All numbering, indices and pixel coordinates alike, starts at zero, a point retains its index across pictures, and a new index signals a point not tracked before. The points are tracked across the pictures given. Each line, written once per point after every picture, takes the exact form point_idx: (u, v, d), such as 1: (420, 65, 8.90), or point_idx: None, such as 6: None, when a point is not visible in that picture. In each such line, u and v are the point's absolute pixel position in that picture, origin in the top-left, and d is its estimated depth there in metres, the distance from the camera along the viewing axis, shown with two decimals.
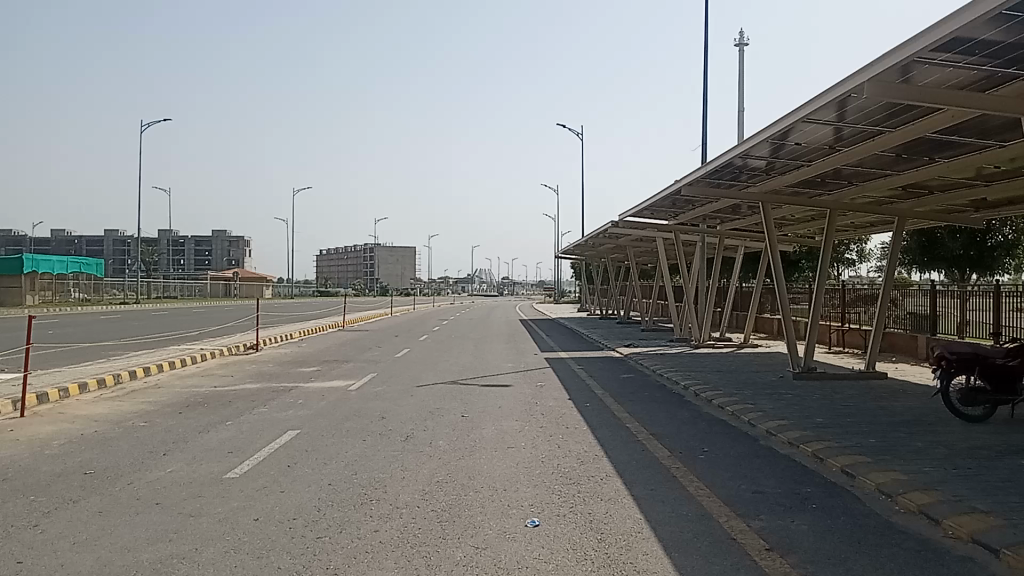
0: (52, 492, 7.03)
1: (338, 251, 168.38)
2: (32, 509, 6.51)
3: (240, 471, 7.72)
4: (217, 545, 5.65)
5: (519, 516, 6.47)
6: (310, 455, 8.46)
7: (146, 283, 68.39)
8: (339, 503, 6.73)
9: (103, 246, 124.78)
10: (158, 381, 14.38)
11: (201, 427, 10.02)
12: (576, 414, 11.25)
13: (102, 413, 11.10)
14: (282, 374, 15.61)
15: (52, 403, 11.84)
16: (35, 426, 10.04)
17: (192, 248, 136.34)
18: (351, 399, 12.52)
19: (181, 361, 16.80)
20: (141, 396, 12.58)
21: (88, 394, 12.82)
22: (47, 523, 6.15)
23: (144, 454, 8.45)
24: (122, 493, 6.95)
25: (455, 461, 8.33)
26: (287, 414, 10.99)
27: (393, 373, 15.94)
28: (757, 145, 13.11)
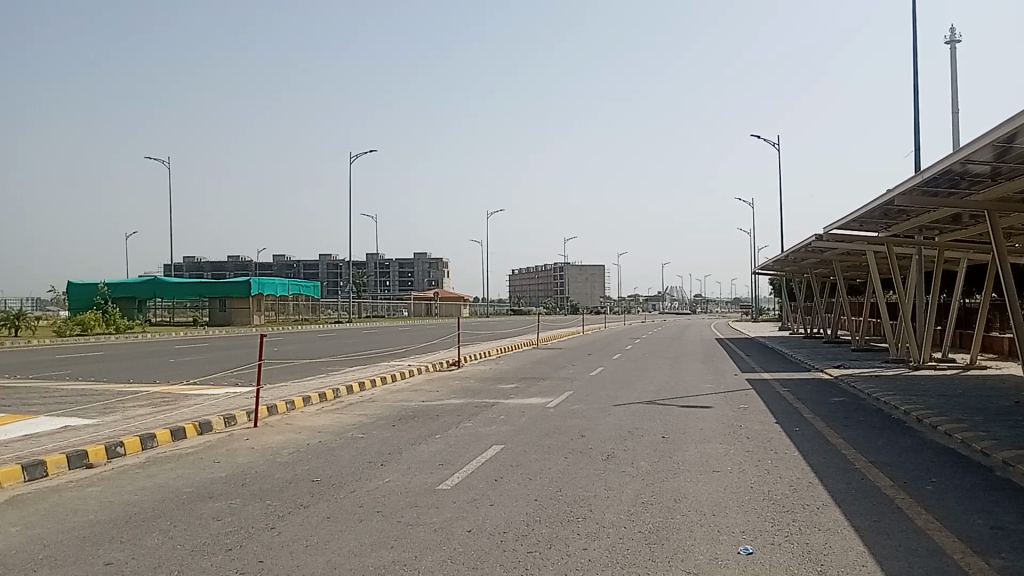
0: (285, 497, 7.62)
1: (531, 271, 171.86)
2: (270, 512, 7.10)
3: (451, 483, 8.02)
4: (435, 554, 5.89)
5: (731, 543, 6.27)
6: (514, 471, 8.64)
7: (356, 303, 72.93)
8: (547, 519, 6.82)
9: (317, 269, 134.54)
10: (372, 395, 15.26)
11: (413, 439, 10.52)
12: (784, 439, 10.74)
13: (324, 425, 11.93)
14: (484, 390, 16.09)
15: (280, 414, 12.90)
16: (267, 436, 10.97)
17: (396, 270, 143.99)
18: (551, 416, 12.71)
19: (391, 376, 17.79)
20: (357, 410, 13.41)
21: (311, 406, 13.88)
22: (283, 526, 6.68)
23: (364, 463, 8.99)
24: (346, 501, 7.41)
25: (660, 482, 8.21)
26: (491, 430, 11.30)
27: (591, 391, 15.98)
28: (980, 151, 12.06)
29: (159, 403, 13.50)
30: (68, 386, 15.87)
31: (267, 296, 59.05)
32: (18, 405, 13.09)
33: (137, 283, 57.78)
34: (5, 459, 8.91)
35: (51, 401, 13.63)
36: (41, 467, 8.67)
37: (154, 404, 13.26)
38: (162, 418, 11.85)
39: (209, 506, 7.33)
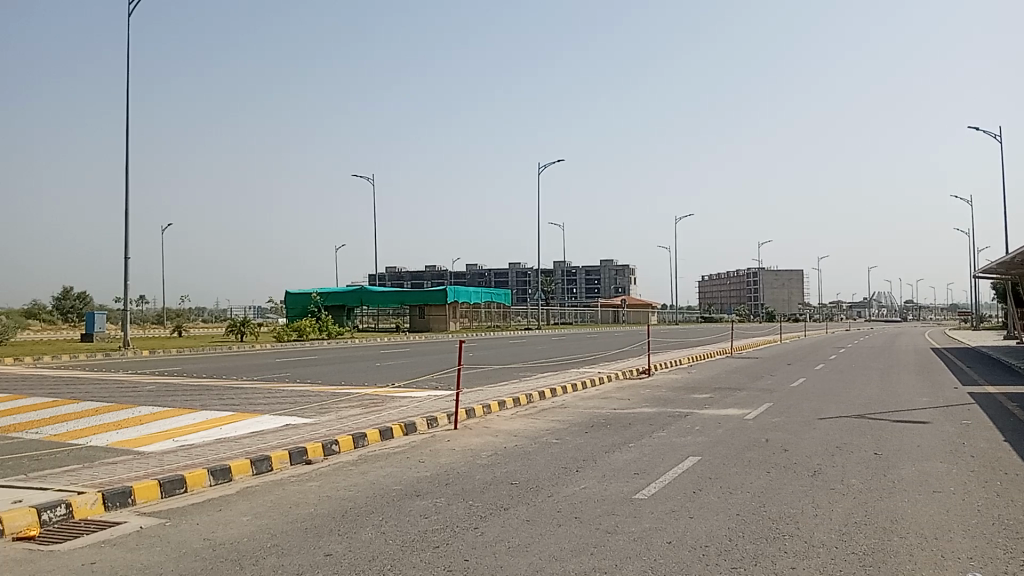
0: (486, 498, 7.84)
1: (722, 277, 167.21)
2: (472, 513, 7.34)
3: (648, 493, 7.95)
4: (636, 563, 5.86)
5: (957, 570, 5.78)
6: (713, 483, 8.42)
7: (546, 310, 74.03)
8: (751, 535, 6.59)
9: (508, 277, 137.97)
10: (565, 402, 15.43)
11: (607, 446, 10.52)
12: (1015, 459, 9.77)
13: (520, 429, 12.20)
14: (677, 399, 15.83)
15: (478, 417, 13.33)
16: (466, 438, 11.37)
17: (585, 277, 144.85)
18: (749, 428, 12.29)
19: (582, 382, 17.90)
20: (551, 415, 13.60)
21: (506, 410, 14.24)
22: (485, 526, 6.88)
23: (560, 469, 9.10)
24: (544, 505, 7.52)
25: (872, 501, 7.72)
26: (687, 440, 11.09)
27: (792, 403, 15.28)
28: None
29: (367, 404, 14.35)
30: (289, 388, 17.24)
31: (461, 303, 61.31)
32: (247, 404, 14.38)
33: (344, 292, 61.78)
34: (237, 453, 9.79)
35: (274, 401, 14.86)
36: (267, 461, 9.46)
37: (363, 406, 14.11)
38: (371, 419, 12.59)
39: (416, 504, 7.69)
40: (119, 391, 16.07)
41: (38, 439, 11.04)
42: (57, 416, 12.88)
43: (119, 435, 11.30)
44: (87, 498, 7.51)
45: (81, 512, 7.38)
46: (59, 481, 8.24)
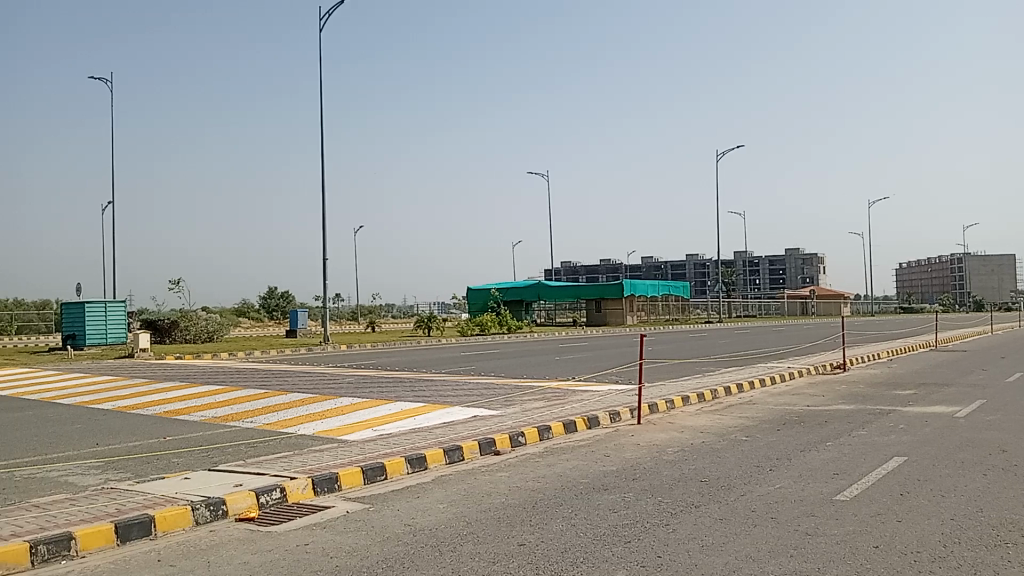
0: (676, 495, 7.73)
1: (922, 264, 155.57)
2: (663, 509, 7.24)
3: (850, 494, 7.53)
4: (840, 568, 5.56)
5: None
6: (923, 486, 7.84)
7: (728, 302, 71.83)
8: (968, 541, 6.09)
9: (686, 269, 135.17)
10: (752, 398, 14.90)
11: (801, 445, 10.07)
12: None
13: (707, 425, 11.91)
14: (877, 396, 14.87)
15: (662, 413, 13.16)
16: (651, 433, 11.24)
17: (769, 268, 139.33)
18: (960, 427, 11.36)
19: (771, 378, 17.22)
20: (739, 411, 13.18)
21: (691, 406, 13.96)
22: (677, 523, 6.77)
23: (752, 467, 8.80)
24: (738, 504, 7.31)
25: None
26: (889, 439, 10.41)
27: (1011, 400, 13.96)
28: None
29: (551, 397, 14.52)
30: (475, 380, 17.77)
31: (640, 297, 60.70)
32: (436, 395, 14.95)
33: (522, 286, 62.54)
34: (430, 443, 10.21)
35: (461, 393, 15.35)
36: (458, 451, 9.79)
37: (546, 399, 14.28)
38: (555, 412, 12.72)
39: (605, 498, 7.69)
40: (322, 383, 17.18)
41: (254, 427, 12.01)
42: (269, 406, 13.96)
43: (323, 424, 12.09)
44: (298, 483, 8.08)
45: (293, 496, 7.96)
46: (273, 467, 8.93)
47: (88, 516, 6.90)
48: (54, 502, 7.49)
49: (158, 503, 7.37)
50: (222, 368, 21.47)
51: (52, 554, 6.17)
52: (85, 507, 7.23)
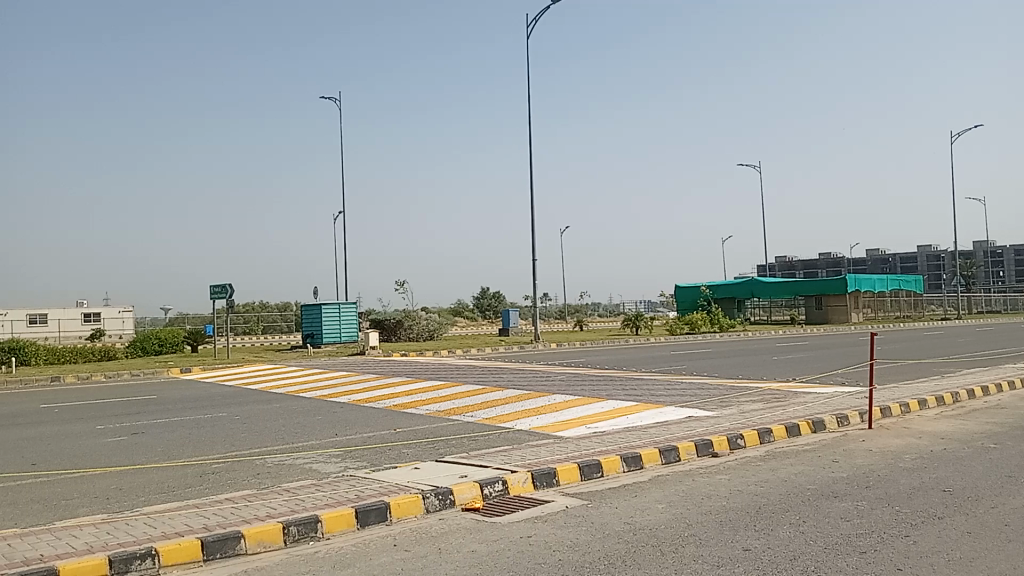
0: (916, 505, 7.17)
1: None
2: (901, 519, 6.75)
3: None
4: None
5: None
6: None
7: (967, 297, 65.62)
8: None
9: (917, 262, 125.10)
10: (1001, 402, 13.51)
11: None
12: None
13: (948, 431, 10.96)
14: None
15: (895, 417, 12.26)
16: (884, 438, 10.51)
17: (1015, 259, 125.81)
18: None
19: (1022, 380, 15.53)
20: (986, 417, 12.01)
21: (928, 410, 12.90)
22: (918, 535, 6.29)
23: (1003, 478, 7.99)
24: (989, 518, 6.66)
25: None
26: None
27: None
28: None
29: (771, 399, 13.96)
30: (688, 380, 17.46)
31: (865, 292, 56.93)
32: (650, 394, 14.85)
33: (735, 284, 60.50)
34: (646, 442, 10.15)
35: (676, 392, 15.14)
36: (675, 452, 9.67)
37: (766, 400, 13.75)
38: (776, 414, 12.22)
39: (836, 506, 7.28)
40: (536, 381, 17.59)
41: (475, 422, 12.52)
42: (487, 402, 14.51)
43: (539, 420, 12.38)
44: (519, 476, 8.32)
45: (515, 489, 8.20)
46: (495, 460, 9.26)
47: (331, 501, 7.50)
48: (302, 487, 8.22)
49: (392, 491, 7.87)
50: (443, 366, 22.56)
51: (302, 535, 6.76)
52: (328, 493, 7.85)
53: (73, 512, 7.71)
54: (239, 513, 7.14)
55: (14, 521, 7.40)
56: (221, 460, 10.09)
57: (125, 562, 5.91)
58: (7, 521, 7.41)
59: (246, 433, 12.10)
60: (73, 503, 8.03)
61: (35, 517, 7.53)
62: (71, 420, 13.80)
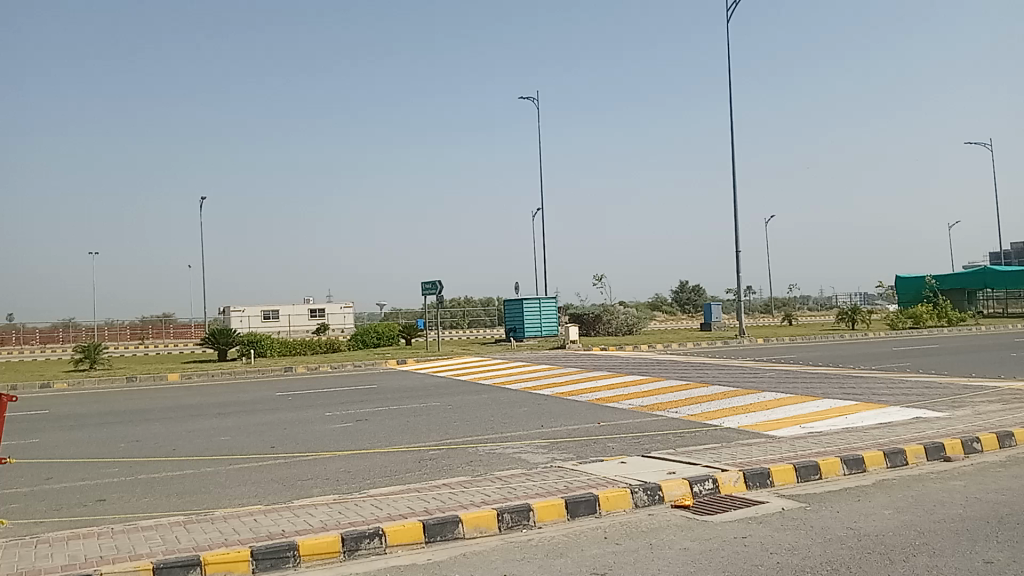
0: None
1: None
2: None
3: None
4: None
5: None
6: None
7: None
8: None
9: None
10: None
11: None
12: None
13: None
14: None
15: None
16: None
17: None
18: None
19: None
20: None
21: None
22: None
23: None
24: None
25: None
26: None
27: None
28: None
29: (1012, 400, 12.67)
30: (912, 378, 16.22)
31: None
32: (869, 393, 13.94)
33: (965, 274, 55.55)
34: (868, 444, 9.54)
35: (898, 391, 14.11)
36: (901, 455, 9.02)
37: (1006, 401, 12.50)
38: (1018, 417, 11.07)
39: None
40: (744, 377, 17.03)
41: (681, 418, 12.33)
42: (693, 398, 14.23)
43: (749, 418, 11.98)
44: (730, 475, 8.10)
45: (726, 488, 7.99)
46: (704, 457, 9.07)
47: (541, 491, 7.66)
48: (513, 476, 8.45)
49: (600, 484, 7.92)
50: (645, 360, 22.38)
51: (515, 522, 6.96)
52: (538, 482, 8.03)
53: (308, 491, 8.39)
54: (455, 498, 7.47)
55: (259, 498, 8.17)
56: (436, 447, 10.60)
57: (356, 540, 6.36)
58: (253, 497, 8.20)
59: (458, 422, 12.63)
60: (308, 484, 8.73)
61: (276, 494, 8.26)
62: (303, 407, 15.02)
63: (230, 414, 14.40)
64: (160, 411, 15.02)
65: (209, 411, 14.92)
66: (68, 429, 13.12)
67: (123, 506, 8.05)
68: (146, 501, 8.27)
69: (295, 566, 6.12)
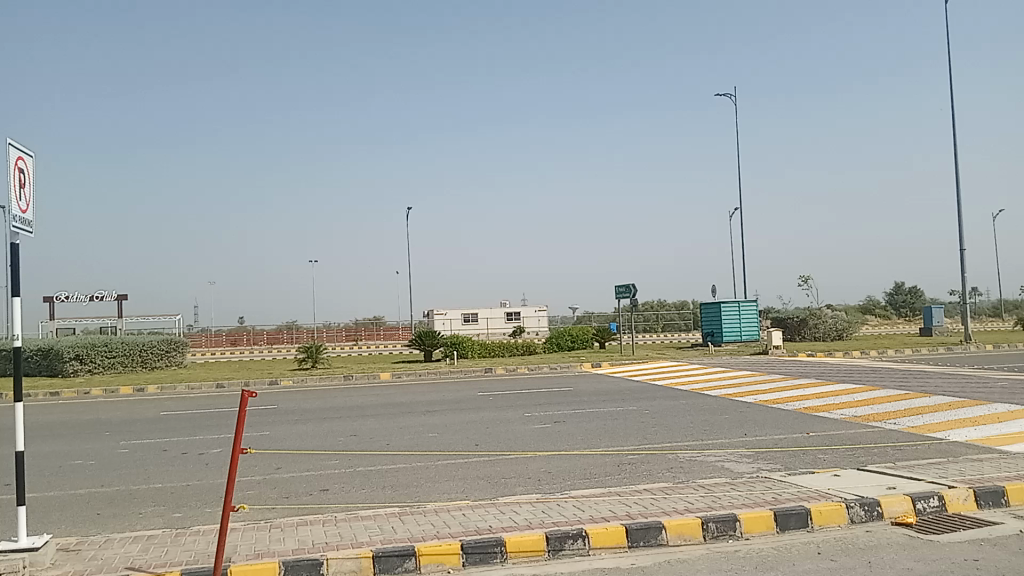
0: None
1: None
2: None
3: None
4: None
5: None
6: None
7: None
8: None
9: None
10: None
11: None
12: None
13: None
14: None
15: None
16: None
17: None
18: None
19: None
20: None
21: None
22: None
23: None
24: None
25: None
26: None
27: None
28: None
29: None
30: None
31: None
32: None
33: None
34: None
35: None
36: None
37: None
38: None
39: None
40: (972, 387, 15.59)
41: (899, 430, 11.49)
42: (914, 409, 13.19)
43: (978, 431, 10.96)
44: (958, 493, 7.45)
45: (954, 507, 7.35)
46: (927, 473, 8.39)
47: (749, 501, 7.40)
48: (717, 485, 8.23)
49: (811, 496, 7.54)
50: (857, 367, 21.05)
51: (721, 532, 6.77)
52: (745, 492, 7.77)
53: (512, 490, 8.59)
54: (658, 504, 7.37)
55: (466, 494, 8.47)
56: (636, 452, 10.53)
57: (560, 541, 6.45)
58: (460, 493, 8.52)
59: (657, 427, 12.48)
60: (511, 482, 8.96)
61: (482, 491, 8.54)
62: (504, 407, 15.44)
63: (435, 413, 15.04)
64: (373, 408, 15.99)
65: (416, 409, 15.68)
66: (294, 423, 14.25)
67: (343, 496, 8.63)
68: (364, 492, 8.82)
69: (502, 561, 6.29)
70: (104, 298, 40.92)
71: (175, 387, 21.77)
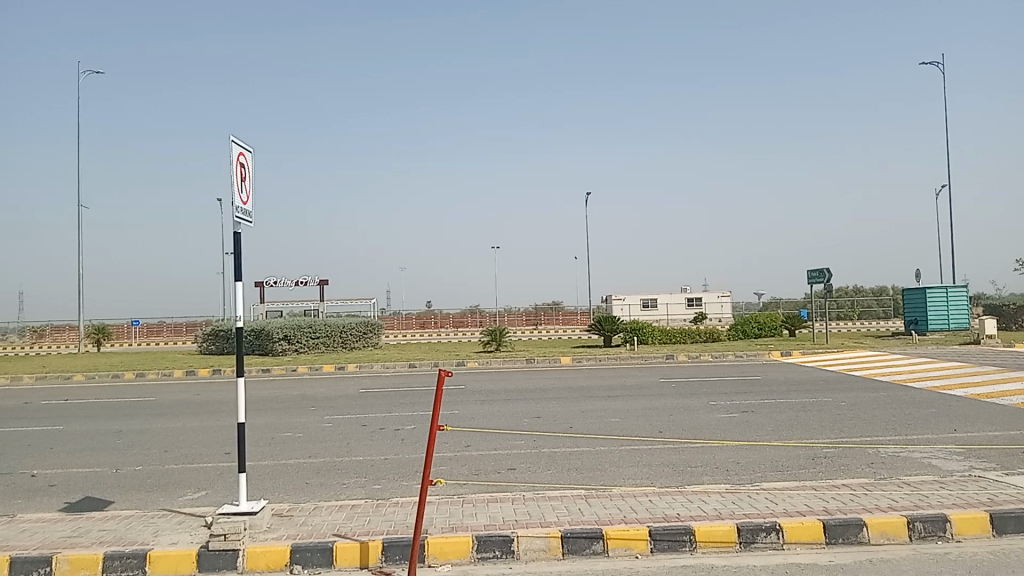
0: None
1: None
2: None
3: None
4: None
5: None
6: None
7: None
8: None
9: None
10: None
11: None
12: None
13: None
14: None
15: None
16: None
17: None
18: None
19: None
20: None
21: None
22: None
23: None
24: None
25: None
26: None
27: None
28: None
29: None
30: None
31: None
32: None
33: None
34: None
35: None
36: None
37: None
38: None
39: None
40: None
41: None
42: None
43: None
44: None
45: None
46: None
47: (961, 501, 6.88)
48: (923, 483, 7.70)
49: None
50: None
51: (929, 533, 6.35)
52: (956, 492, 7.22)
53: (699, 478, 8.45)
54: (857, 501, 7.00)
55: (653, 480, 8.43)
56: (832, 445, 10.05)
57: (752, 533, 6.27)
58: (647, 479, 8.49)
59: (855, 420, 11.82)
60: (698, 470, 8.83)
61: (668, 478, 8.47)
62: (688, 395, 15.19)
63: (618, 398, 15.05)
64: (557, 391, 16.23)
65: (599, 393, 15.76)
66: (482, 404, 14.71)
67: (531, 476, 8.84)
68: (550, 473, 8.99)
69: (691, 550, 6.22)
70: (306, 283, 43.98)
71: (371, 366, 23.14)
